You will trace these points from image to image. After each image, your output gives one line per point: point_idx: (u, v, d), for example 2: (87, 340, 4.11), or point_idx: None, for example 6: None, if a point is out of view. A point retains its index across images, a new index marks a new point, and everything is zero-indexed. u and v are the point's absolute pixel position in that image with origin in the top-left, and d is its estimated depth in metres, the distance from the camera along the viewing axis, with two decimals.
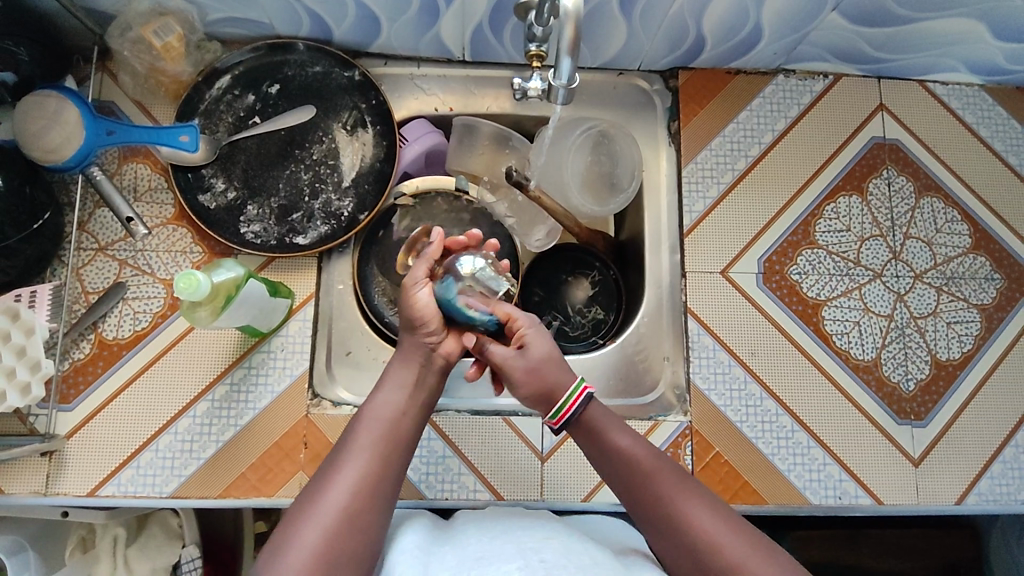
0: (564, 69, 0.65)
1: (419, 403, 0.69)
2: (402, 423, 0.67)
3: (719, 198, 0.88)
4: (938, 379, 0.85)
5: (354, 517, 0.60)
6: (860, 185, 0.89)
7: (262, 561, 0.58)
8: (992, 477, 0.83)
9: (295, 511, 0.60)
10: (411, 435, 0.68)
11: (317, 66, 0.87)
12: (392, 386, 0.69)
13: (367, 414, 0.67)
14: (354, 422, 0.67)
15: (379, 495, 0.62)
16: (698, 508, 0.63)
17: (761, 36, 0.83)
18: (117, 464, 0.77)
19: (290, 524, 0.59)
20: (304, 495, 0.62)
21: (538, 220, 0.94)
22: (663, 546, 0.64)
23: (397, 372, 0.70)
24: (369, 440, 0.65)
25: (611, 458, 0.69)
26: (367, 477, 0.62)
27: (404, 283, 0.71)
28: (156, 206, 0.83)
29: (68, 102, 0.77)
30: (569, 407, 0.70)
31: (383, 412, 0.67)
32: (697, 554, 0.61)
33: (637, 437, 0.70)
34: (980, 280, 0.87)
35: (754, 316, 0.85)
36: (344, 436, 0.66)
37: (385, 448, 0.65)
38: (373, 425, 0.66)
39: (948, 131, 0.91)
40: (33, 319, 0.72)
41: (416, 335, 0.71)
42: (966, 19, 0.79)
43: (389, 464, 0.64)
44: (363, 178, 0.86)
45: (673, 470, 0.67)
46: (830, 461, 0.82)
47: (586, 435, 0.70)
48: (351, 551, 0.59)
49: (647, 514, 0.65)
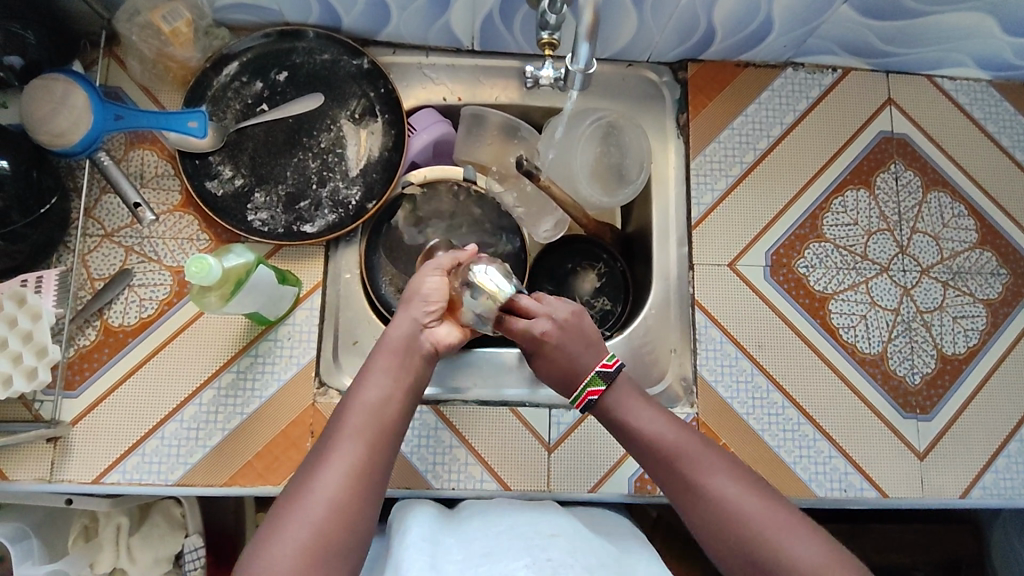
0: (581, 56, 0.66)
1: (406, 388, 0.69)
2: (387, 412, 0.66)
3: (727, 190, 0.88)
4: (944, 373, 0.85)
5: (345, 508, 0.60)
6: (868, 178, 0.89)
7: (251, 550, 0.58)
8: (996, 471, 0.83)
9: (283, 503, 0.60)
10: (398, 423, 0.67)
11: (326, 54, 0.87)
12: (376, 375, 0.68)
13: (352, 405, 0.66)
14: (340, 413, 0.66)
15: (368, 485, 0.62)
16: (723, 478, 0.64)
17: (771, 28, 0.83)
18: (122, 451, 0.77)
19: (279, 517, 0.59)
20: (295, 483, 0.62)
21: (546, 212, 0.95)
22: (690, 518, 0.65)
23: (383, 360, 0.69)
24: (356, 431, 0.64)
25: (633, 433, 0.70)
26: (355, 466, 0.62)
27: (420, 269, 0.75)
28: (163, 193, 0.83)
29: (76, 87, 0.76)
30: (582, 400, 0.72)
31: (369, 401, 0.66)
32: (723, 524, 0.62)
33: (659, 412, 0.71)
34: (986, 275, 0.88)
35: (761, 308, 0.85)
36: (329, 427, 0.66)
37: (372, 437, 0.64)
38: (359, 415, 0.65)
39: (956, 126, 0.92)
40: (40, 304, 0.72)
41: (413, 309, 0.72)
42: (975, 13, 0.79)
43: (377, 451, 0.64)
44: (372, 167, 0.86)
45: (697, 441, 0.68)
46: (836, 454, 0.82)
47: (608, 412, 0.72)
48: (343, 542, 0.59)
49: (673, 487, 0.66)
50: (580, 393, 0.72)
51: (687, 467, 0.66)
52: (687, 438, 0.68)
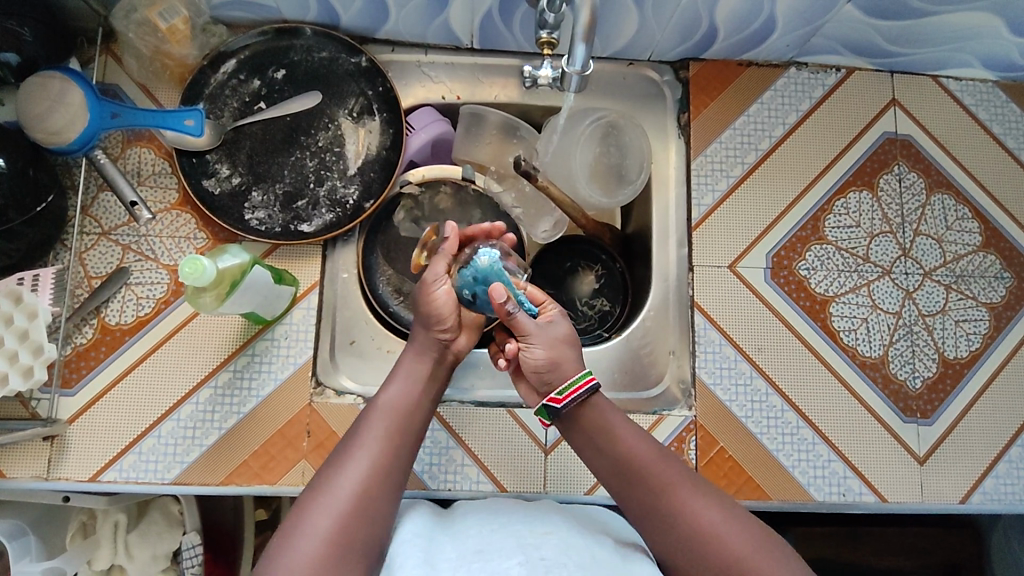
0: (578, 56, 0.65)
1: (430, 395, 0.70)
2: (413, 416, 0.67)
3: (727, 191, 0.87)
4: (945, 377, 0.84)
5: (369, 504, 0.59)
6: (871, 180, 0.88)
7: (274, 546, 0.57)
8: (997, 477, 0.82)
9: (308, 498, 0.60)
10: (422, 427, 0.68)
11: (324, 51, 0.86)
12: (403, 378, 0.69)
13: (379, 405, 0.67)
14: (366, 412, 0.67)
15: (392, 483, 0.62)
16: (694, 500, 0.63)
17: (774, 27, 0.82)
18: (119, 449, 0.77)
19: (301, 512, 0.59)
20: (318, 480, 0.62)
21: (545, 212, 0.94)
22: (657, 541, 0.63)
23: (410, 365, 0.70)
24: (382, 428, 0.65)
25: (603, 447, 0.68)
26: (381, 463, 0.62)
27: (423, 281, 0.72)
28: (161, 191, 0.82)
29: (72, 84, 0.76)
30: (575, 390, 0.68)
31: (396, 402, 0.67)
32: (694, 548, 0.61)
33: (629, 427, 0.69)
34: (990, 278, 0.87)
35: (762, 310, 0.85)
36: (355, 425, 0.66)
37: (397, 437, 0.65)
38: (385, 414, 0.66)
39: (961, 127, 0.90)
40: (36, 302, 0.72)
41: (431, 331, 0.71)
42: (983, 12, 0.77)
43: (401, 451, 0.64)
44: (370, 165, 0.85)
45: (670, 462, 0.67)
46: (835, 458, 0.82)
47: (581, 428, 0.69)
48: (366, 538, 0.58)
49: (639, 506, 0.65)
50: (571, 384, 0.68)
51: (657, 486, 0.64)
52: (660, 459, 0.67)
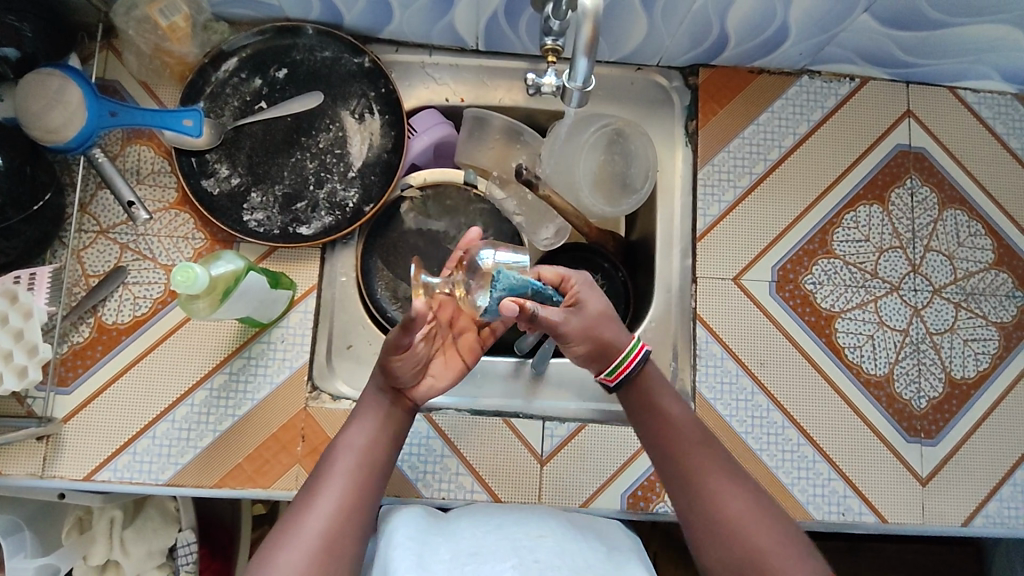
0: (579, 69, 0.64)
1: (393, 433, 0.67)
2: (376, 456, 0.64)
3: (734, 202, 0.85)
4: (951, 398, 0.83)
5: (337, 544, 0.58)
6: (882, 193, 0.86)
7: None
8: (1001, 500, 0.81)
9: (279, 533, 0.58)
10: (387, 466, 0.65)
11: (327, 51, 0.85)
12: (365, 419, 0.66)
13: (341, 446, 0.64)
14: (330, 451, 0.64)
15: (359, 522, 0.60)
16: (730, 487, 0.61)
17: (787, 35, 0.80)
18: (114, 450, 0.77)
19: (267, 552, 0.57)
20: (284, 517, 0.60)
21: (546, 218, 0.92)
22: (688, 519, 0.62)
23: (368, 410, 0.67)
24: (347, 468, 0.62)
25: (655, 419, 0.66)
26: (347, 503, 0.60)
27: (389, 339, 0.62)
28: (159, 190, 0.82)
29: (70, 81, 0.75)
30: (629, 363, 0.66)
31: (359, 442, 0.64)
32: (719, 527, 0.59)
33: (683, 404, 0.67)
34: (1001, 296, 0.85)
35: (765, 325, 0.83)
36: (321, 461, 0.64)
37: (363, 475, 0.62)
38: (350, 454, 0.63)
39: (976, 141, 0.88)
40: (31, 302, 0.71)
41: (382, 384, 0.67)
42: (1002, 25, 0.75)
43: (367, 490, 0.62)
44: (370, 168, 0.84)
45: (715, 445, 0.64)
46: (835, 477, 0.80)
47: (636, 399, 0.67)
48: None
49: (678, 491, 0.63)
50: (623, 359, 0.66)
51: (694, 460, 0.63)
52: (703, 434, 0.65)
